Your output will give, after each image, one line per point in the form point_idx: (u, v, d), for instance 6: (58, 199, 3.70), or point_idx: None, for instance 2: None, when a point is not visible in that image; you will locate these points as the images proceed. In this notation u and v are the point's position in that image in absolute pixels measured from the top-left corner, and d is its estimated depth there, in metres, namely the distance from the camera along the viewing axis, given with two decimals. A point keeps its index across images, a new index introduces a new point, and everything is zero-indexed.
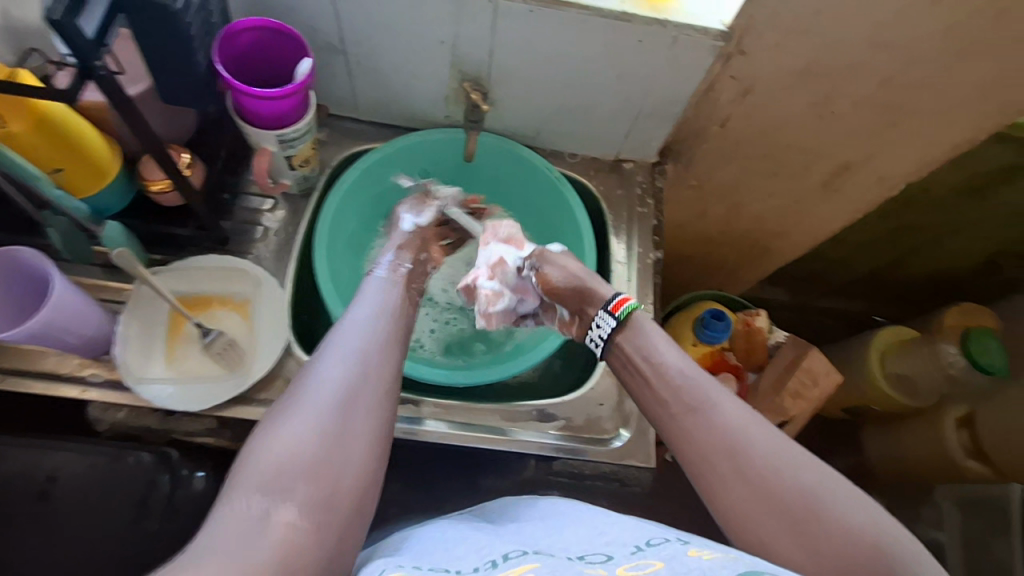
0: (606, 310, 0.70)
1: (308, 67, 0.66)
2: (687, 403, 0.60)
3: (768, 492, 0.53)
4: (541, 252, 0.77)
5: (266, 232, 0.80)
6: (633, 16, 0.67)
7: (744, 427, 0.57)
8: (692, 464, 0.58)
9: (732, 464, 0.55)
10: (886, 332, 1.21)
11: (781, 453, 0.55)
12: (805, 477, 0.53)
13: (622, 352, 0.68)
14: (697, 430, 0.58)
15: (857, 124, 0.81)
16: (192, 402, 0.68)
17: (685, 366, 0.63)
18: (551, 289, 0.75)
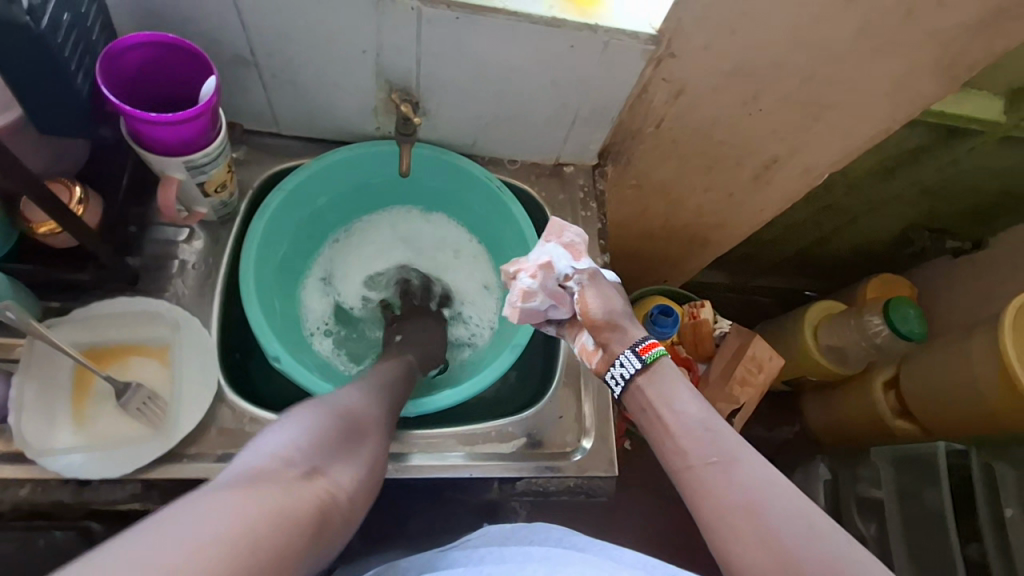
0: (633, 352, 0.66)
1: (213, 86, 0.59)
2: (705, 457, 0.58)
3: (780, 554, 0.50)
4: (593, 275, 0.71)
5: (184, 266, 0.72)
6: (562, 21, 0.65)
7: (762, 487, 0.55)
8: (706, 520, 0.56)
9: (748, 522, 0.53)
10: (817, 308, 1.30)
11: (779, 500, 0.54)
12: (824, 547, 0.50)
13: (642, 396, 0.65)
14: (714, 484, 0.57)
15: (784, 119, 0.83)
16: (110, 469, 0.60)
17: (707, 418, 0.62)
18: (585, 313, 0.69)
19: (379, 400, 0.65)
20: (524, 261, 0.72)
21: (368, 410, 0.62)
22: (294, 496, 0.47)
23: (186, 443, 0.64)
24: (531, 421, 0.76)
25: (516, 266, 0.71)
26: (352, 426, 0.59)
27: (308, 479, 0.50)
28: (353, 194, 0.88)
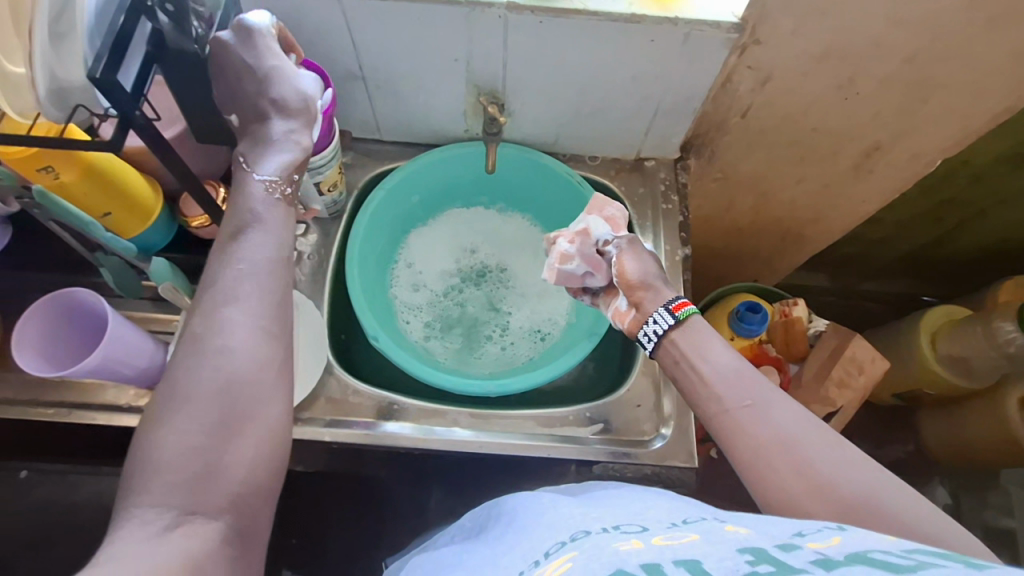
0: (666, 309, 0.67)
1: (329, 98, 0.68)
2: (739, 402, 0.58)
3: (818, 484, 0.50)
4: (632, 240, 0.73)
5: (300, 256, 0.83)
6: (643, 16, 0.67)
7: (799, 426, 0.54)
8: (744, 464, 0.55)
9: (787, 460, 0.52)
10: (936, 312, 1.16)
11: (814, 432, 0.54)
12: (863, 470, 0.51)
13: (676, 349, 0.64)
14: (749, 428, 0.56)
15: (885, 103, 0.78)
16: None
17: (740, 365, 0.60)
18: (620, 273, 0.71)
19: (264, 264, 0.54)
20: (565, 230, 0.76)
21: (245, 320, 0.52)
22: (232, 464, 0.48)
23: (301, 409, 0.75)
24: (608, 408, 0.77)
25: (557, 234, 0.76)
26: (247, 342, 0.51)
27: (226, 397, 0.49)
28: (442, 192, 0.95)
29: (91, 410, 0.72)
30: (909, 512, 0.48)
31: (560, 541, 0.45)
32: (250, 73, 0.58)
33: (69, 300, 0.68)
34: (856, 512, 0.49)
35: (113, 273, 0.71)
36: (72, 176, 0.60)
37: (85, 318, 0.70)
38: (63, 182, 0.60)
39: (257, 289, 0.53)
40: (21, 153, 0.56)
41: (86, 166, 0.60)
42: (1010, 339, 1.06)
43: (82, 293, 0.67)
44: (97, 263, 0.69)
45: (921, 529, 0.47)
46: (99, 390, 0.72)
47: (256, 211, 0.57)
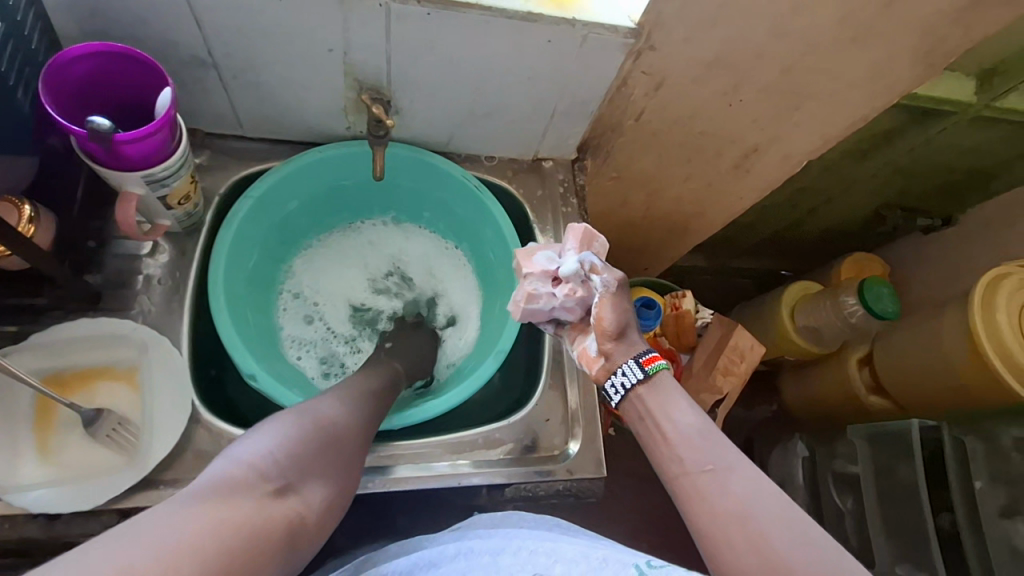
0: (636, 361, 0.66)
1: (168, 97, 0.55)
2: (700, 465, 0.58)
3: (774, 563, 0.50)
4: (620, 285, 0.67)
5: (149, 281, 0.68)
6: (539, 15, 0.62)
7: (760, 499, 0.54)
8: (701, 530, 0.56)
9: (742, 532, 0.53)
10: (795, 287, 1.30)
11: (777, 510, 0.53)
12: (825, 558, 0.50)
13: (642, 404, 0.65)
14: (711, 493, 0.56)
15: (764, 109, 0.82)
16: (81, 501, 0.57)
17: (706, 429, 0.61)
18: (596, 321, 0.66)
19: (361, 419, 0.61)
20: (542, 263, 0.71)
21: (354, 412, 0.61)
22: (261, 516, 0.46)
23: (162, 468, 0.62)
24: (519, 425, 0.75)
25: (535, 267, 0.71)
26: (357, 429, 0.59)
27: (277, 496, 0.49)
28: (326, 196, 0.85)
29: None
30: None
31: None
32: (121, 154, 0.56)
33: None
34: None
35: None
36: None
37: None
38: None
39: (356, 397, 0.63)
40: None
41: None
42: (853, 309, 1.17)
43: None
44: None
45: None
46: None
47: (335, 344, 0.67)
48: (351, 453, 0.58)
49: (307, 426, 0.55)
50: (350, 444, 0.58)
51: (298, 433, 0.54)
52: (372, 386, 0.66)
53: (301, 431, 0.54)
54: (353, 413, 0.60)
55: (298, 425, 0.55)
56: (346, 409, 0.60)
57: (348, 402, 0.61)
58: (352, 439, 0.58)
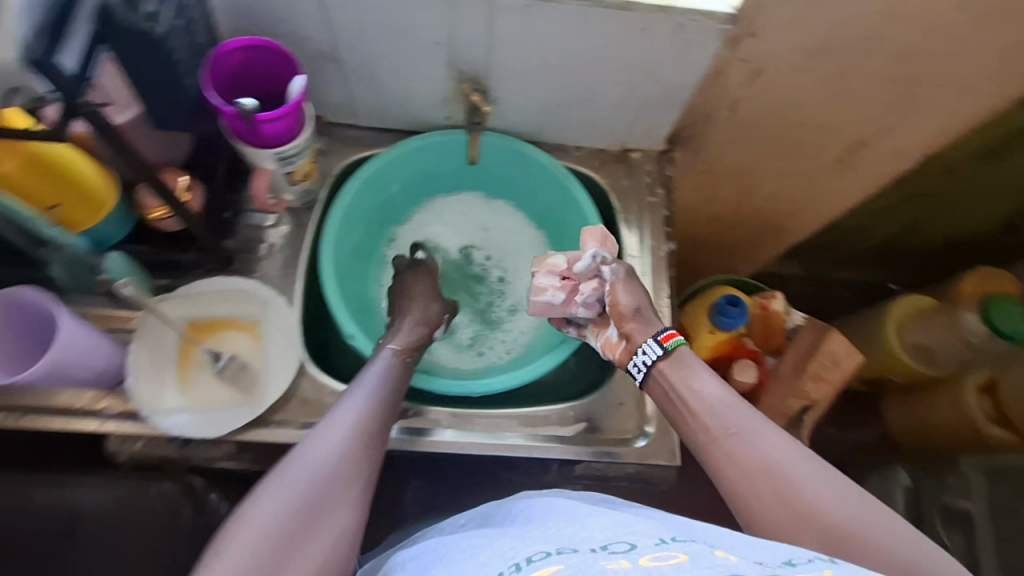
0: (656, 339, 0.67)
1: (300, 84, 0.63)
2: (723, 429, 0.59)
3: (803, 513, 0.51)
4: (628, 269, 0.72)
5: (271, 249, 0.78)
6: (635, 4, 0.64)
7: (784, 452, 0.55)
8: (731, 493, 0.56)
9: (772, 490, 0.54)
10: (903, 302, 1.15)
11: (798, 464, 0.54)
12: (852, 506, 0.51)
13: (664, 378, 0.65)
14: (737, 454, 0.57)
15: (872, 98, 0.78)
16: (211, 428, 0.67)
17: (727, 392, 0.62)
18: (613, 303, 0.71)
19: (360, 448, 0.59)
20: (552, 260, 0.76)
21: (342, 451, 0.58)
22: None
23: (273, 410, 0.71)
24: (592, 407, 0.76)
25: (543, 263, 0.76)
26: (347, 469, 0.57)
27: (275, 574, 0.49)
28: (423, 181, 0.91)
29: (45, 414, 0.67)
30: (900, 547, 0.48)
31: (544, 551, 0.46)
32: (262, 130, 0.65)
33: (16, 302, 0.62)
34: (845, 547, 0.49)
35: (66, 269, 0.65)
36: (14, 165, 0.55)
37: (37, 324, 0.64)
38: (5, 174, 0.55)
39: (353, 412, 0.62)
40: None
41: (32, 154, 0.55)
42: (976, 330, 1.06)
43: (30, 292, 0.61)
44: (46, 259, 0.63)
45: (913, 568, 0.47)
46: (51, 393, 0.67)
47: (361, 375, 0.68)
48: (361, 470, 0.58)
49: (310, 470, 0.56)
50: (359, 462, 0.59)
51: (301, 479, 0.55)
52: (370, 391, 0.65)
53: (303, 474, 0.55)
54: (353, 434, 0.60)
55: (296, 473, 0.55)
56: (346, 433, 0.60)
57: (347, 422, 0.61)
58: (358, 461, 0.59)
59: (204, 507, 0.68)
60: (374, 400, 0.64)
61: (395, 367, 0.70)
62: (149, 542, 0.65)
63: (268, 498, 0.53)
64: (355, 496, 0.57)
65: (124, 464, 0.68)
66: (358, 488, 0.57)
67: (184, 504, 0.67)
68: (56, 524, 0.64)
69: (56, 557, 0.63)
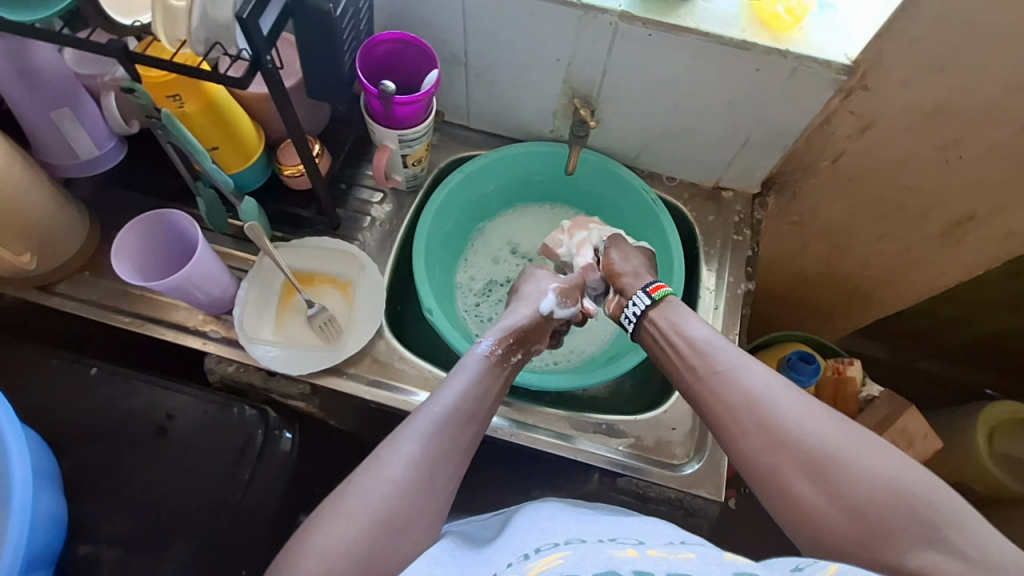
0: (645, 292, 0.74)
1: (435, 77, 0.71)
2: (712, 369, 0.62)
3: (785, 438, 0.55)
4: (615, 238, 0.83)
5: (373, 222, 0.86)
6: (753, 44, 0.67)
7: (768, 388, 0.58)
8: (713, 419, 0.60)
9: (755, 422, 0.57)
10: (999, 405, 1.05)
11: (778, 393, 0.58)
12: (833, 434, 0.54)
13: (654, 326, 0.70)
14: (722, 392, 0.60)
15: (987, 173, 0.75)
16: (292, 367, 0.75)
17: (713, 338, 0.65)
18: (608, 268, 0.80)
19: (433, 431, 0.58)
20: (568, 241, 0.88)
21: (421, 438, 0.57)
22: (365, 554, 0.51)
23: (348, 362, 0.77)
24: (644, 425, 0.76)
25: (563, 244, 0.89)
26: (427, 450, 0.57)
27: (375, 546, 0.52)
28: (517, 185, 0.97)
29: (161, 325, 0.77)
30: (877, 463, 0.51)
31: (553, 542, 0.48)
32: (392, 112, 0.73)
33: (164, 221, 0.72)
34: (822, 467, 0.53)
35: (207, 204, 0.75)
36: (195, 107, 0.66)
37: (174, 243, 0.74)
38: (187, 112, 0.66)
39: (426, 428, 0.58)
40: (162, 76, 0.62)
41: (210, 99, 0.66)
42: None
43: (178, 215, 0.70)
44: (196, 191, 0.74)
45: (882, 477, 0.51)
46: (171, 308, 0.77)
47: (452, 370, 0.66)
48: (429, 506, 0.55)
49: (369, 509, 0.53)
50: (424, 497, 0.55)
51: (360, 519, 0.52)
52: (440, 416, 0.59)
53: (361, 513, 0.53)
54: (417, 470, 0.55)
55: (354, 507, 0.53)
56: (410, 468, 0.55)
57: (413, 446, 0.57)
58: (423, 498, 0.55)
59: (271, 439, 0.74)
60: (443, 428, 0.59)
61: (474, 384, 0.64)
62: (222, 455, 0.72)
63: (330, 532, 0.52)
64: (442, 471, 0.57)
65: (215, 382, 0.79)
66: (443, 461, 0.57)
67: (257, 430, 0.74)
68: (152, 421, 0.73)
69: (148, 450, 0.72)
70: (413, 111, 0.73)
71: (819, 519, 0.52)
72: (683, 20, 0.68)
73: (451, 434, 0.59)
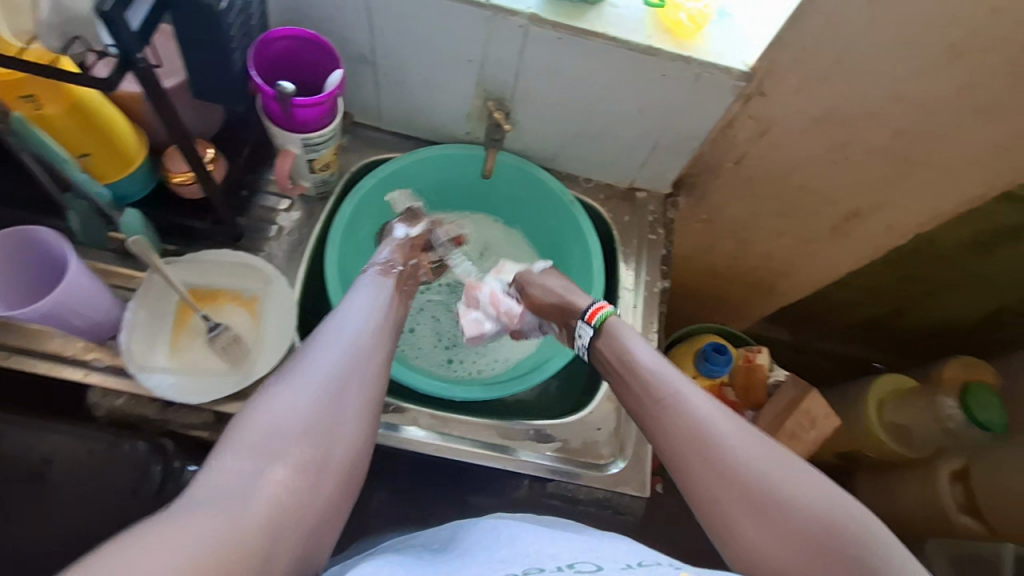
0: (584, 319, 0.75)
1: (339, 78, 0.68)
2: (659, 399, 0.63)
3: (731, 473, 0.56)
4: (526, 274, 0.84)
5: (280, 231, 0.81)
6: (658, 50, 0.69)
7: (713, 418, 0.60)
8: (662, 451, 0.62)
9: (699, 457, 0.58)
10: (885, 379, 1.15)
11: (717, 422, 0.60)
12: (771, 470, 0.56)
13: (602, 355, 0.72)
14: (669, 423, 0.62)
15: (867, 172, 0.82)
16: (194, 395, 0.68)
17: (659, 363, 0.67)
18: (540, 305, 0.81)
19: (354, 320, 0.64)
20: (477, 313, 0.85)
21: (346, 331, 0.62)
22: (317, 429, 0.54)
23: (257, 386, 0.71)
24: (570, 430, 0.77)
25: (467, 320, 0.84)
26: (354, 338, 0.62)
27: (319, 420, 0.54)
28: (435, 188, 0.94)
29: (32, 356, 0.68)
30: (816, 499, 0.54)
31: None
32: (294, 116, 0.68)
33: (27, 239, 0.63)
34: (763, 502, 0.55)
35: (81, 219, 0.68)
36: (57, 109, 0.58)
37: (42, 263, 0.65)
38: (47, 116, 0.58)
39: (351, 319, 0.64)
40: (10, 75, 0.54)
41: (74, 100, 0.58)
42: (952, 415, 1.05)
43: (43, 232, 0.62)
44: (66, 204, 0.67)
45: (814, 513, 0.53)
46: (43, 337, 0.68)
47: (367, 279, 0.72)
48: (369, 390, 0.59)
49: (288, 435, 0.52)
50: (364, 362, 0.61)
51: (318, 378, 0.57)
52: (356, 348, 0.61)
53: (297, 390, 0.55)
54: (353, 344, 0.61)
55: (297, 380, 0.56)
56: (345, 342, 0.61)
57: (344, 335, 0.62)
58: (360, 377, 0.59)
59: (170, 474, 0.67)
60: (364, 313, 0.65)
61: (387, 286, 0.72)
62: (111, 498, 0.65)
63: (277, 408, 0.54)
64: (373, 360, 0.61)
65: (100, 420, 0.68)
66: (372, 350, 0.62)
67: (153, 466, 0.67)
68: (30, 466, 0.66)
69: None
70: (316, 113, 0.69)
71: (761, 559, 0.53)
72: (591, 25, 0.68)
73: (380, 327, 0.65)
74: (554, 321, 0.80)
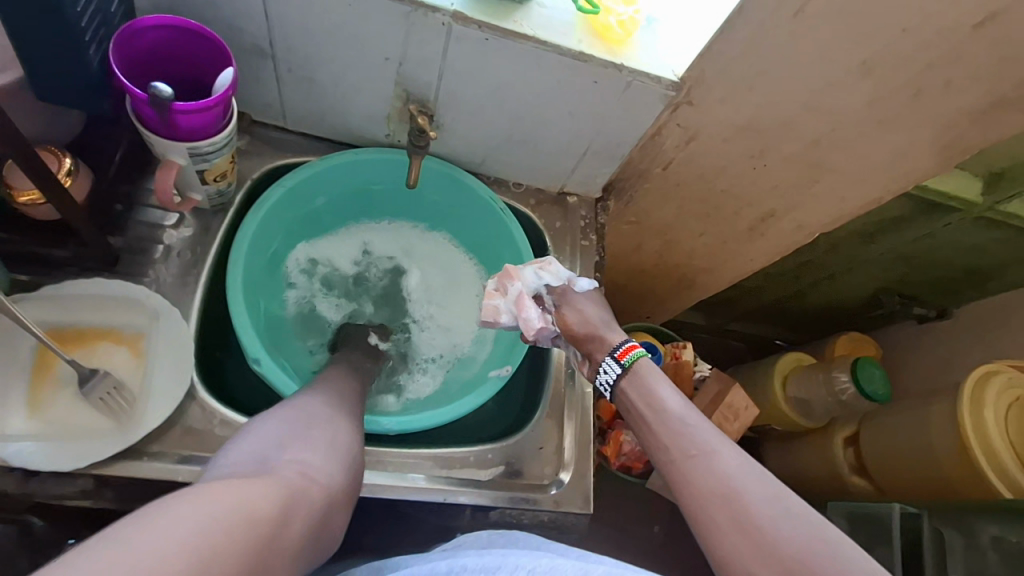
0: (613, 357, 0.71)
1: (230, 77, 0.58)
2: (685, 451, 0.61)
3: (758, 535, 0.52)
4: (564, 290, 0.77)
5: (168, 251, 0.69)
6: (590, 56, 0.66)
7: (745, 475, 0.57)
8: (685, 504, 0.58)
9: (727, 515, 0.55)
10: (789, 358, 1.23)
11: (746, 477, 0.56)
12: (803, 535, 0.51)
13: (627, 398, 0.68)
14: (697, 476, 0.58)
15: (783, 177, 0.84)
16: (62, 460, 0.57)
17: (687, 415, 0.64)
18: (569, 329, 0.75)
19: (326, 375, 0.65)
20: (502, 302, 0.76)
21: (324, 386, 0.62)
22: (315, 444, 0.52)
23: (148, 440, 0.61)
24: (510, 450, 0.75)
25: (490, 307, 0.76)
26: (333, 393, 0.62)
27: (309, 434, 0.53)
28: (353, 195, 0.86)
29: None
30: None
31: None
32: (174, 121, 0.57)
33: None
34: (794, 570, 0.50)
35: None
36: None
37: None
38: None
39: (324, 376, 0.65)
40: None
41: None
42: (845, 388, 1.10)
43: None
44: None
45: None
46: None
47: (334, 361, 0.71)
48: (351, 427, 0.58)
49: (280, 442, 0.50)
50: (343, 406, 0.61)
51: (305, 410, 0.56)
52: (322, 404, 0.58)
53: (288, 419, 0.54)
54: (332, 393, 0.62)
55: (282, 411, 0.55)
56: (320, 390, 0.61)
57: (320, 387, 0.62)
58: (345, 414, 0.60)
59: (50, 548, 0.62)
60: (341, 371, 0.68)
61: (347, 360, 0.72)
62: None
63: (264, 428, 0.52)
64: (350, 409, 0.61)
65: None
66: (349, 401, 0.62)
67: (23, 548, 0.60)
68: None
69: None
70: (203, 116, 0.58)
71: None
72: (519, 26, 0.63)
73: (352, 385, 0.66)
74: (577, 349, 0.75)
